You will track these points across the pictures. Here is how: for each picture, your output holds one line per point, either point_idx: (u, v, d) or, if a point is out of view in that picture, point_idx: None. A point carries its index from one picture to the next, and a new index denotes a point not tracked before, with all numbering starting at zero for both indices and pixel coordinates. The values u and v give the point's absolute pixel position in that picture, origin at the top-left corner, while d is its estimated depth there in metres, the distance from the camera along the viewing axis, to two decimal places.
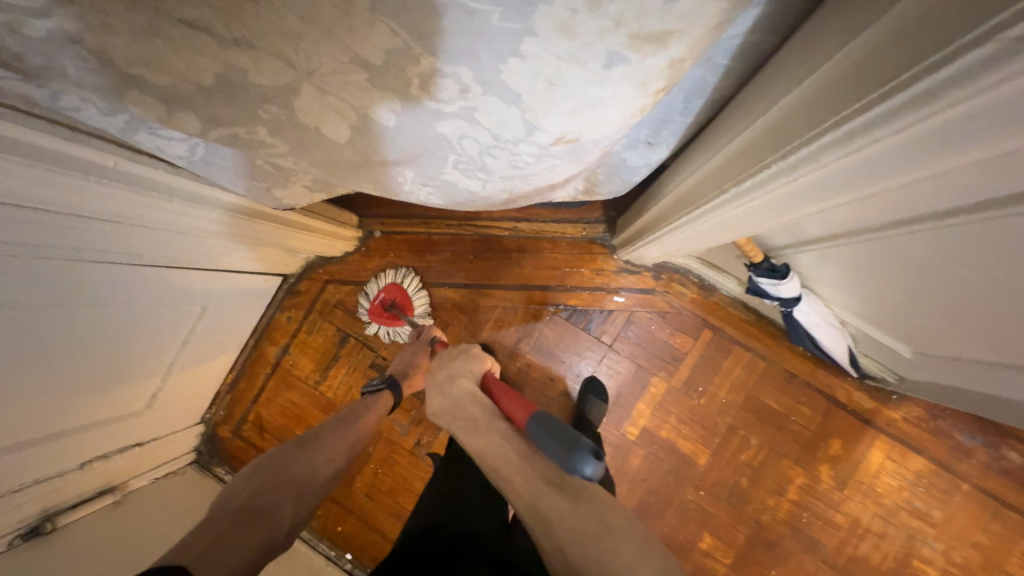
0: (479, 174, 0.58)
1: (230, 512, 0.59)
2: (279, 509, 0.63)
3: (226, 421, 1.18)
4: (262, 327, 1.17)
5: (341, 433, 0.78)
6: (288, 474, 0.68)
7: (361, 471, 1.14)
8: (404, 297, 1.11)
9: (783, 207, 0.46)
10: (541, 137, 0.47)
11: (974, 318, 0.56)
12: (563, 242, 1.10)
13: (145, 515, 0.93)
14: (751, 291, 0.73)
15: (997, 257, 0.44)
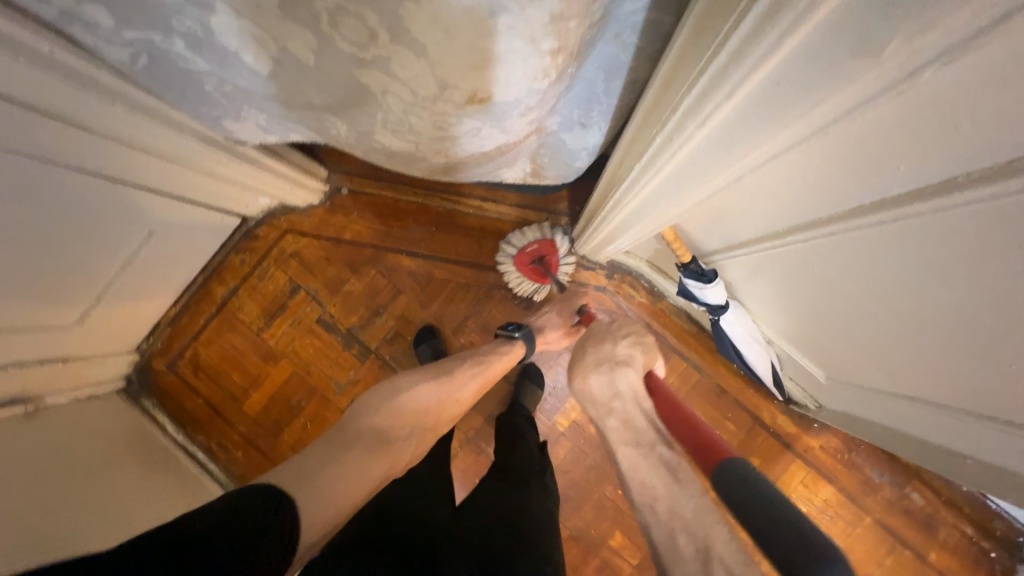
0: (408, 135, 0.58)
1: (357, 435, 0.66)
2: (400, 445, 0.70)
3: (162, 354, 1.16)
4: (213, 266, 1.16)
5: (462, 373, 0.82)
6: (412, 405, 0.74)
7: (290, 424, 1.13)
8: (552, 252, 1.05)
9: (691, 183, 0.49)
10: (452, 95, 0.47)
11: (870, 332, 0.59)
12: (525, 229, 1.12)
13: (56, 434, 0.92)
14: (680, 293, 0.75)
15: (884, 255, 0.47)
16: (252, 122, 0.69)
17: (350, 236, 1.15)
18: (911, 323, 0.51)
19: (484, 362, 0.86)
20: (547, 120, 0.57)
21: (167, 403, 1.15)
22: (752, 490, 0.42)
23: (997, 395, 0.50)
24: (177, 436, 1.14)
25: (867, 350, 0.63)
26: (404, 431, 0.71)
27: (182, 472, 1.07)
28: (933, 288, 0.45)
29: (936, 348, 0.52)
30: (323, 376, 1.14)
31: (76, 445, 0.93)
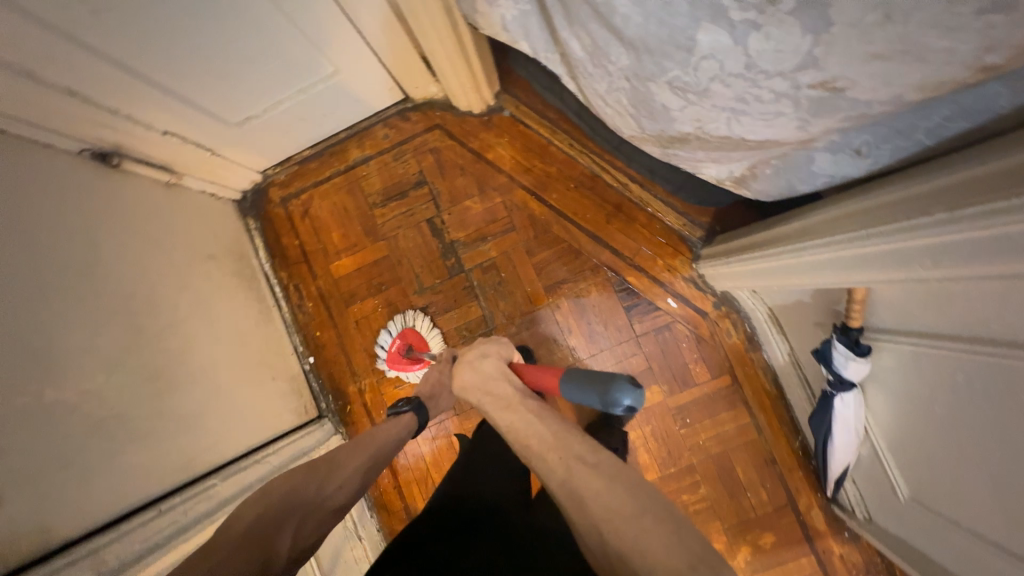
0: (687, 96, 0.48)
1: (223, 543, 0.57)
2: (284, 532, 0.61)
3: (281, 186, 1.20)
4: (358, 129, 1.17)
5: (355, 456, 0.73)
6: (298, 499, 0.65)
7: (363, 301, 1.17)
8: (421, 340, 1.12)
9: (944, 262, 0.42)
10: (800, 78, 0.37)
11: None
12: (659, 224, 1.09)
13: (168, 215, 0.94)
14: (819, 353, 0.73)
15: None
16: (500, 12, 0.67)
17: (492, 157, 1.15)
18: None
19: (365, 442, 0.77)
20: (825, 137, 0.48)
21: (267, 232, 1.19)
22: (597, 372, 0.68)
23: None
24: (264, 264, 1.18)
25: (999, 505, 0.57)
26: (296, 509, 0.63)
27: (261, 300, 1.12)
28: None
29: None
30: (411, 272, 1.16)
31: (186, 236, 0.97)
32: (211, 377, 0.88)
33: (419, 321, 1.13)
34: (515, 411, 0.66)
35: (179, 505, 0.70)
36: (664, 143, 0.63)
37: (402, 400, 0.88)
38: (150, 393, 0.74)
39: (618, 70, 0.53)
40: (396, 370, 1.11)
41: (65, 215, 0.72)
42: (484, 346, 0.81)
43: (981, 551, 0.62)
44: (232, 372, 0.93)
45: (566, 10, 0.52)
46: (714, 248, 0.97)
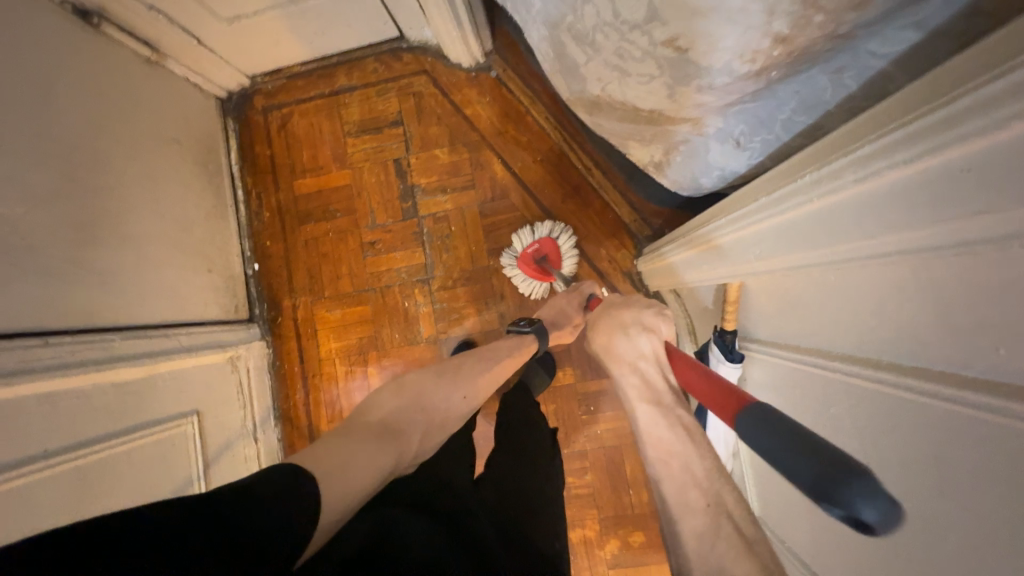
0: (585, 48, 0.49)
1: (366, 428, 0.60)
2: (409, 433, 0.62)
3: (266, 96, 1.23)
4: (351, 57, 1.20)
5: (477, 371, 0.77)
6: (420, 402, 0.67)
7: (317, 222, 1.20)
8: (556, 252, 1.08)
9: (775, 251, 0.44)
10: (653, 30, 0.38)
11: None
12: (612, 214, 1.10)
13: (144, 90, 0.98)
14: (699, 353, 0.75)
15: (898, 435, 0.42)
16: None
17: (469, 114, 1.16)
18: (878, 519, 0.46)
19: (492, 359, 0.80)
20: (709, 120, 0.47)
21: (243, 136, 1.23)
22: (814, 440, 0.33)
23: None
24: (233, 165, 1.22)
25: (817, 521, 0.59)
26: (415, 414, 0.65)
27: (219, 196, 1.16)
28: (916, 492, 0.40)
29: (878, 556, 0.46)
30: (368, 205, 1.19)
31: (156, 114, 1.00)
32: (143, 248, 0.92)
33: (558, 232, 1.07)
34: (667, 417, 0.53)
35: (68, 344, 0.74)
36: (588, 108, 0.64)
37: (527, 321, 0.90)
38: (71, 241, 0.78)
39: (536, 16, 0.54)
40: (525, 276, 1.08)
41: (24, 53, 0.75)
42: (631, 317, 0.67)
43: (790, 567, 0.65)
44: (167, 252, 0.97)
45: None
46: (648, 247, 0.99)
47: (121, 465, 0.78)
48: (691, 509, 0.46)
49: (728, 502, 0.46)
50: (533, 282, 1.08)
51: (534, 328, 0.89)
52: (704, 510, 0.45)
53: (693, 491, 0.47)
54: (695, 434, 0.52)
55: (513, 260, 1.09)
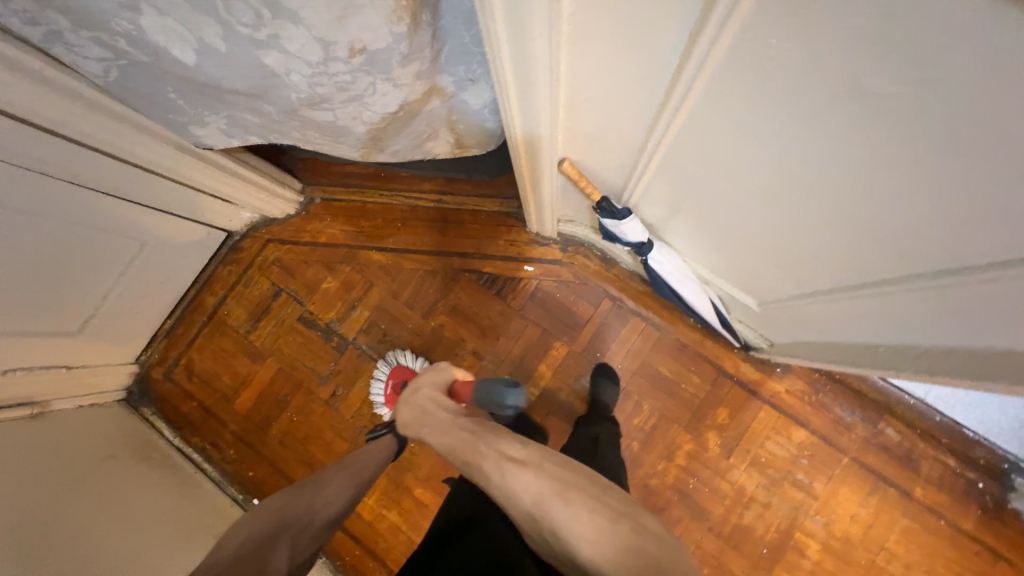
0: (325, 106, 0.59)
1: (217, 564, 0.50)
2: (275, 555, 0.53)
3: (159, 364, 1.24)
4: (203, 279, 1.27)
5: (340, 474, 0.68)
6: (286, 517, 0.59)
7: (278, 419, 1.19)
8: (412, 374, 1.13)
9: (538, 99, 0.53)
10: (337, 52, 0.49)
11: (767, 221, 0.60)
12: (483, 214, 1.21)
13: (43, 438, 0.96)
14: (604, 234, 0.82)
15: (715, 130, 0.49)
16: (215, 126, 0.78)
17: (324, 240, 1.25)
18: (783, 191, 0.52)
19: (354, 461, 0.72)
20: (437, 78, 0.60)
21: (165, 410, 1.22)
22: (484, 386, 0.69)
23: (881, 244, 0.50)
24: (174, 439, 1.20)
25: (778, 245, 0.64)
26: (278, 541, 0.55)
27: (179, 472, 1.12)
28: (761, 145, 0.47)
29: (815, 211, 0.52)
30: (307, 369, 1.20)
31: (69, 449, 0.97)
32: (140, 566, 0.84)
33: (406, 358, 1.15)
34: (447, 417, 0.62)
35: None
36: (378, 148, 0.75)
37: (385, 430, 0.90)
38: None
39: (283, 116, 0.64)
40: None
41: None
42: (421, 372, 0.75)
43: (814, 292, 0.69)
44: (162, 548, 0.90)
45: (223, 100, 0.64)
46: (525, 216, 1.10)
47: None
48: (484, 472, 0.52)
49: (503, 447, 0.53)
50: None
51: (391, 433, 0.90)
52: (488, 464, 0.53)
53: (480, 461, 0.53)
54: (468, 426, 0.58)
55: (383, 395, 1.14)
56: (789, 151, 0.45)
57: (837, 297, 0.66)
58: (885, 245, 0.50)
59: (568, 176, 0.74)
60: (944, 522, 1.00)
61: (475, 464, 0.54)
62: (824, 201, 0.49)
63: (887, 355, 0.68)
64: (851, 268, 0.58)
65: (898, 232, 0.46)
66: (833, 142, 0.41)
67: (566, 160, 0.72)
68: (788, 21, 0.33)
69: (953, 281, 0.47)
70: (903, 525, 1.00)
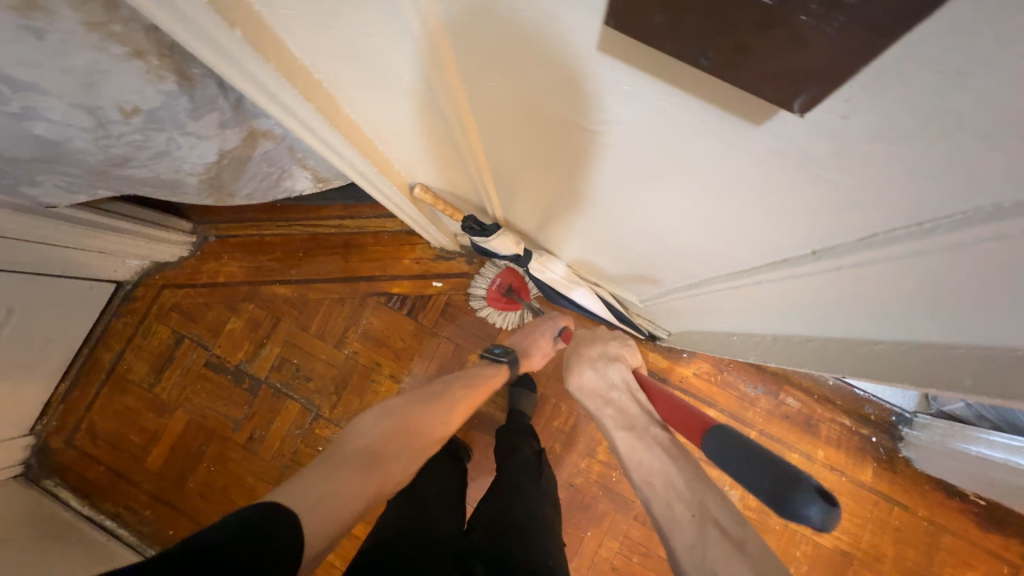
0: (134, 164, 0.60)
1: (352, 454, 0.59)
2: (391, 462, 0.62)
3: (58, 432, 1.17)
4: (97, 335, 1.20)
5: (452, 402, 0.76)
6: (408, 430, 0.66)
7: (194, 471, 1.14)
8: (520, 281, 1.11)
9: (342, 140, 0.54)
10: (109, 115, 0.50)
11: (604, 230, 0.63)
12: (386, 235, 1.19)
13: None
14: (477, 250, 0.82)
15: (513, 148, 0.52)
16: (51, 183, 0.71)
17: (224, 278, 1.21)
18: (595, 203, 0.55)
19: (459, 386, 0.79)
20: (252, 121, 0.58)
21: (69, 479, 1.15)
22: (749, 450, 0.49)
23: (688, 250, 0.52)
24: (82, 508, 1.13)
25: (625, 254, 0.67)
26: (399, 446, 0.64)
27: (88, 541, 1.05)
28: (550, 159, 0.50)
29: (627, 220, 0.55)
30: (220, 416, 1.16)
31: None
32: None
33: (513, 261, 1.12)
34: (641, 434, 0.63)
35: None
36: (225, 194, 0.72)
37: (500, 348, 0.91)
38: None
39: (98, 173, 0.62)
40: (498, 311, 1.11)
41: None
42: (604, 348, 0.78)
43: (676, 299, 0.71)
44: None
45: (29, 167, 0.60)
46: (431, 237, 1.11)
47: None
48: (680, 526, 0.51)
49: (716, 513, 0.50)
50: (503, 313, 1.11)
51: (509, 356, 0.91)
52: (690, 521, 0.51)
53: (678, 507, 0.53)
54: (672, 448, 0.59)
55: (485, 299, 1.12)
56: (575, 165, 0.49)
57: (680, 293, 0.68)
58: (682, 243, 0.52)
59: (424, 200, 0.75)
60: (844, 478, 1.07)
61: (674, 517, 0.53)
62: (618, 201, 0.51)
63: (738, 343, 0.71)
64: (681, 274, 0.61)
65: (686, 237, 0.49)
66: (587, 148, 0.44)
67: (418, 184, 0.74)
68: (494, 35, 0.34)
69: (741, 270, 0.50)
70: None
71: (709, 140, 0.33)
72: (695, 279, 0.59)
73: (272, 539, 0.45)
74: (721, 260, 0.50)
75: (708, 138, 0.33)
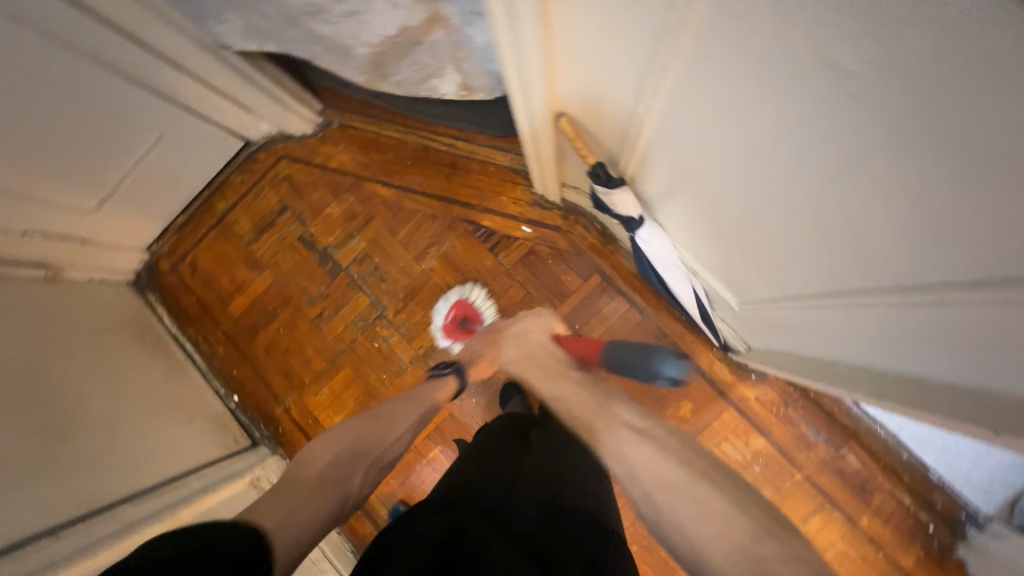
0: (323, 18, 0.64)
1: (302, 482, 0.63)
2: (348, 481, 0.67)
3: (167, 257, 1.32)
4: (217, 183, 1.31)
5: (406, 414, 0.79)
6: (359, 448, 0.71)
7: (265, 328, 1.25)
8: (471, 309, 1.16)
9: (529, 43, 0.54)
10: None
11: (748, 217, 0.60)
12: (493, 167, 1.20)
13: (51, 303, 1.05)
14: (595, 201, 0.80)
15: (698, 104, 0.50)
16: (234, 26, 0.77)
17: (336, 165, 1.27)
18: (758, 182, 0.52)
19: (415, 399, 0.83)
20: (442, 6, 0.59)
21: (166, 299, 1.30)
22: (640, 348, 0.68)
23: (848, 253, 0.49)
24: (170, 328, 1.28)
25: (760, 249, 0.64)
26: (352, 470, 0.68)
27: (170, 357, 1.21)
28: (738, 123, 0.47)
29: (790, 209, 0.51)
30: (299, 288, 1.25)
31: (69, 317, 1.06)
32: (110, 426, 0.95)
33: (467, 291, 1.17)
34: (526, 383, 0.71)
35: (76, 531, 0.77)
36: (380, 75, 0.76)
37: (445, 365, 0.92)
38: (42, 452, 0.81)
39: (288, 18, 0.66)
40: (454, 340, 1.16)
41: None
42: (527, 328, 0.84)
43: (794, 310, 0.67)
44: (140, 417, 1.02)
45: None
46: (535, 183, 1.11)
47: None
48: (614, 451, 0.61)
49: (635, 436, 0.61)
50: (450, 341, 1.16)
51: (455, 369, 0.91)
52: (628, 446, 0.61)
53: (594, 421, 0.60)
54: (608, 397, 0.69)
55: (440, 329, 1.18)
56: (763, 136, 0.46)
57: (804, 303, 0.64)
58: (850, 246, 0.48)
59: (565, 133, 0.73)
60: (880, 554, 1.00)
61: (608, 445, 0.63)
62: (793, 185, 0.48)
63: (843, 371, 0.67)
64: (822, 280, 0.57)
65: (857, 236, 0.46)
66: (796, 117, 0.41)
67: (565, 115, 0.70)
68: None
69: (906, 290, 0.46)
70: (838, 549, 1.01)
71: (960, 128, 0.29)
72: (836, 286, 0.56)
73: (249, 542, 0.49)
74: (893, 275, 0.46)
75: (964, 134, 0.29)
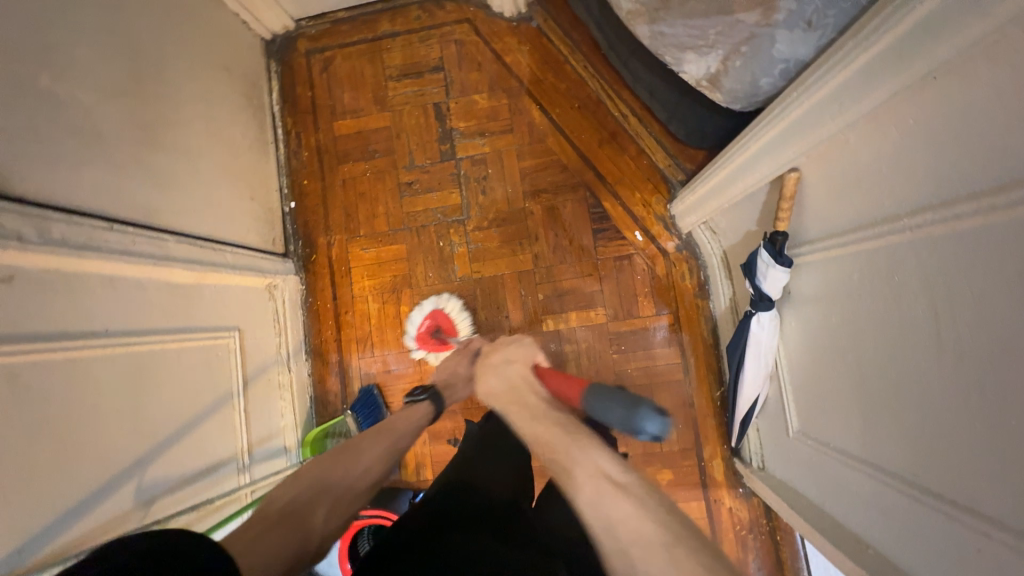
0: None
1: (262, 519, 0.55)
2: (314, 512, 0.58)
3: (310, 40, 1.26)
4: (395, 4, 1.24)
5: (375, 442, 0.69)
6: (324, 480, 0.62)
7: (355, 162, 1.22)
8: (449, 323, 1.12)
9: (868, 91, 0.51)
10: None
11: (890, 375, 0.58)
12: (648, 160, 1.14)
13: (199, 13, 1.01)
14: (748, 262, 0.77)
15: (953, 255, 0.47)
16: None
17: (510, 61, 1.20)
18: (936, 355, 0.50)
19: (386, 426, 0.73)
20: None
21: (284, 77, 1.25)
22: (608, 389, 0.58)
23: (963, 468, 0.48)
24: (274, 106, 1.24)
25: (869, 404, 0.62)
26: (321, 499, 0.59)
27: (262, 132, 1.19)
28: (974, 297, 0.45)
29: (943, 398, 0.50)
30: (407, 147, 1.21)
31: (207, 38, 1.03)
32: (194, 159, 0.94)
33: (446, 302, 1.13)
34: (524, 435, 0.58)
35: (129, 233, 0.76)
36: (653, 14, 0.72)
37: (419, 391, 0.84)
38: (135, 139, 0.81)
39: None
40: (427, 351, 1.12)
41: None
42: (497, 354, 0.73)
43: (850, 473, 0.66)
44: (215, 169, 1.00)
45: None
46: (678, 202, 1.08)
47: (172, 364, 0.80)
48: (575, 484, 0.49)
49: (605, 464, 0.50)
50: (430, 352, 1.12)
51: (426, 393, 0.83)
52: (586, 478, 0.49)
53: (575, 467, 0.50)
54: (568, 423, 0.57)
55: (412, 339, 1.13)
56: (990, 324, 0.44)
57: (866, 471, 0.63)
58: (957, 445, 0.48)
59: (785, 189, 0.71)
60: None
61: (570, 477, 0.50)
62: (972, 382, 0.46)
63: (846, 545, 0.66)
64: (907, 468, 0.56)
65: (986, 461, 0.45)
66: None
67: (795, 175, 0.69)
68: None
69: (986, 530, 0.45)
70: None
71: None
72: (914, 483, 0.55)
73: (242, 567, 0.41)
74: (976, 494, 0.46)
75: None
